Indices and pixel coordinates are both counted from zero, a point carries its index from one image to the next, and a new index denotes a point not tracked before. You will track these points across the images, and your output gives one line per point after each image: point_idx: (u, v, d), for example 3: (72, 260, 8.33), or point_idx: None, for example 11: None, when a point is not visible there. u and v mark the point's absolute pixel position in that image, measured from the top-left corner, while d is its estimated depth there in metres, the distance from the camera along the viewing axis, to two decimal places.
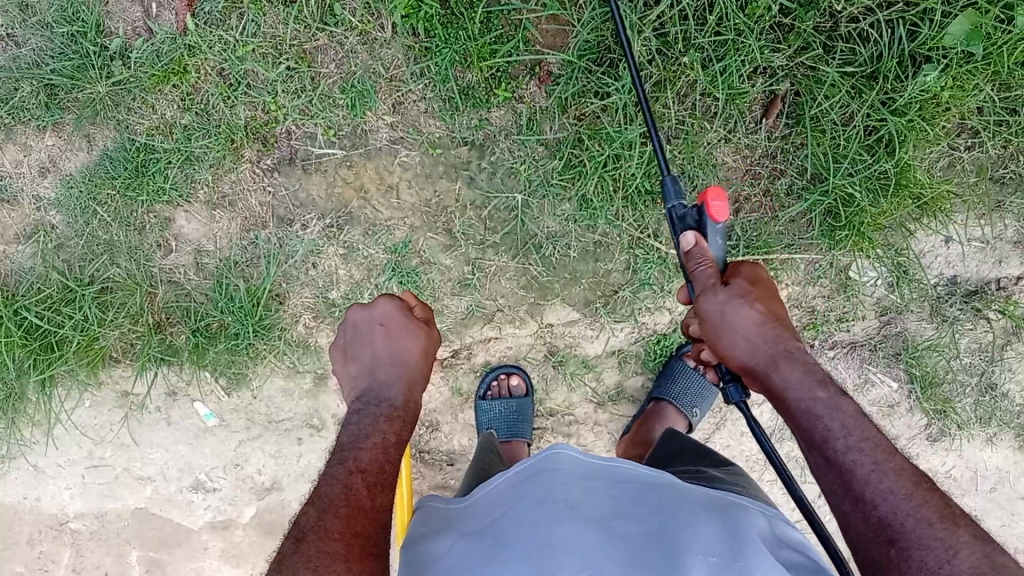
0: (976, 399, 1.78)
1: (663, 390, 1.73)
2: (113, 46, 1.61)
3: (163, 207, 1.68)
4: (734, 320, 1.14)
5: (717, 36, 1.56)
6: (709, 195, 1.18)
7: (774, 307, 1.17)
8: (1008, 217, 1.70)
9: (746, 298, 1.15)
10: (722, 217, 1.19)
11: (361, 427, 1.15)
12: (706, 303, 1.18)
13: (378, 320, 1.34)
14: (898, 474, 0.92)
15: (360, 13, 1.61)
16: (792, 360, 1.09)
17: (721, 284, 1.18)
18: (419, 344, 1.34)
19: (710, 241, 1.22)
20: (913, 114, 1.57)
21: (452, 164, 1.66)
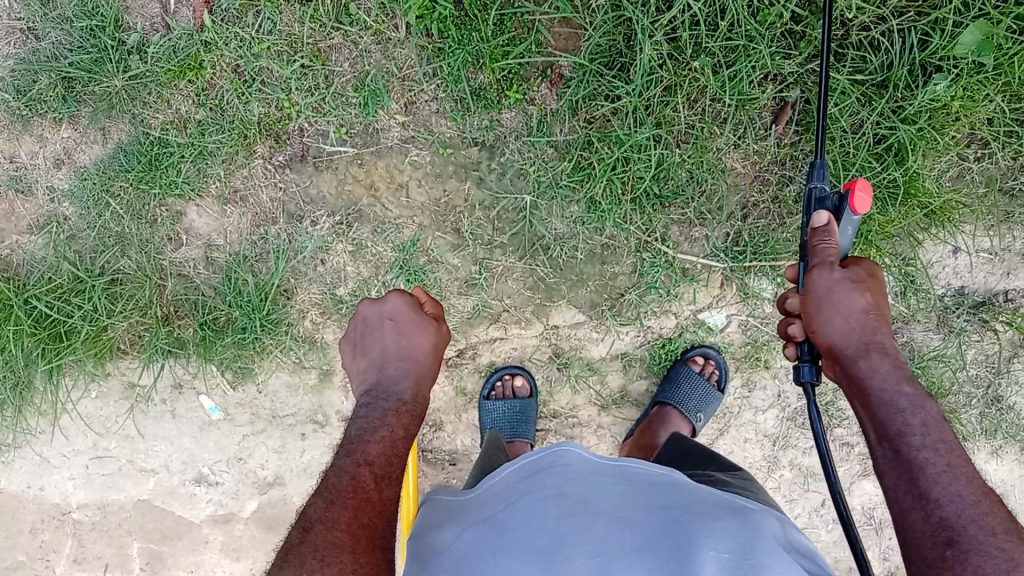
0: (981, 411, 1.78)
1: (667, 394, 1.72)
2: (130, 41, 1.63)
3: (175, 201, 1.69)
4: (842, 303, 1.12)
5: (728, 42, 1.57)
6: (857, 184, 1.13)
7: (881, 303, 1.15)
8: (1017, 229, 1.71)
9: (859, 286, 1.13)
10: (863, 209, 1.14)
11: (370, 420, 1.16)
12: (816, 281, 1.15)
13: (388, 315, 1.33)
14: (968, 481, 0.91)
15: (374, 12, 1.62)
16: (884, 353, 1.08)
17: (841, 267, 1.16)
18: (430, 339, 1.32)
19: (841, 228, 1.18)
20: (923, 123, 1.58)
21: (462, 164, 1.68)
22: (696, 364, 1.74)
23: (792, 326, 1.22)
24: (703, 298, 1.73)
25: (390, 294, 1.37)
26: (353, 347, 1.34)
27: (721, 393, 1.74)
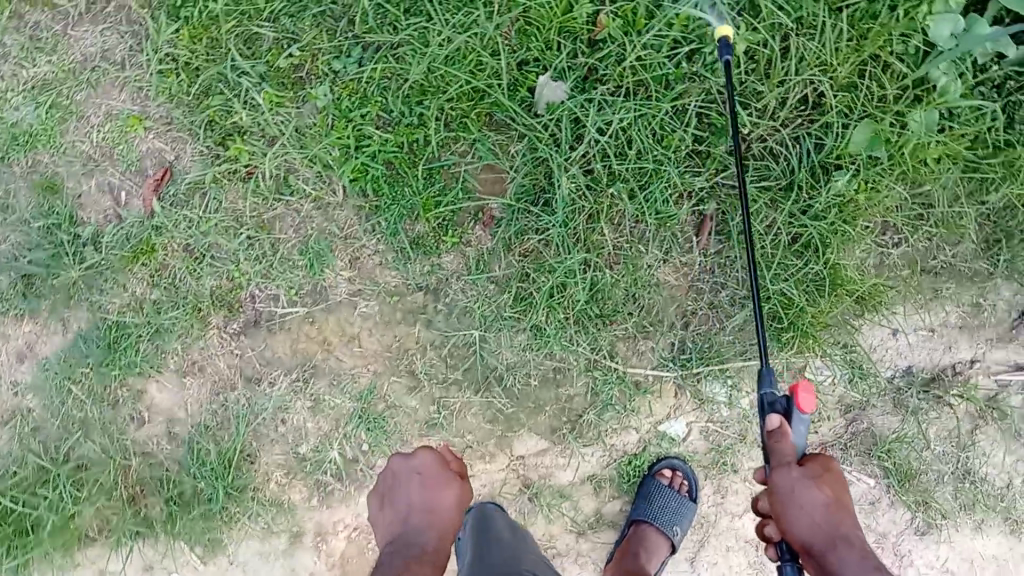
0: (955, 487, 1.77)
1: (644, 510, 1.71)
2: (85, 234, 1.74)
3: (135, 379, 1.74)
4: (804, 499, 1.19)
5: (641, 167, 1.69)
6: (799, 387, 1.24)
7: (840, 496, 1.22)
8: (948, 303, 1.77)
9: (817, 483, 1.21)
10: (810, 408, 1.24)
11: (393, 568, 1.22)
12: (779, 480, 1.22)
13: (416, 470, 1.39)
14: None
15: (313, 181, 1.73)
16: (850, 546, 1.16)
17: (799, 464, 1.23)
18: (455, 493, 1.38)
19: (794, 428, 1.26)
20: (834, 217, 1.68)
21: (409, 309, 1.74)
22: (664, 478, 1.74)
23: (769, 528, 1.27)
24: (660, 409, 1.76)
25: (421, 448, 1.43)
26: (382, 498, 1.40)
27: (694, 503, 1.74)
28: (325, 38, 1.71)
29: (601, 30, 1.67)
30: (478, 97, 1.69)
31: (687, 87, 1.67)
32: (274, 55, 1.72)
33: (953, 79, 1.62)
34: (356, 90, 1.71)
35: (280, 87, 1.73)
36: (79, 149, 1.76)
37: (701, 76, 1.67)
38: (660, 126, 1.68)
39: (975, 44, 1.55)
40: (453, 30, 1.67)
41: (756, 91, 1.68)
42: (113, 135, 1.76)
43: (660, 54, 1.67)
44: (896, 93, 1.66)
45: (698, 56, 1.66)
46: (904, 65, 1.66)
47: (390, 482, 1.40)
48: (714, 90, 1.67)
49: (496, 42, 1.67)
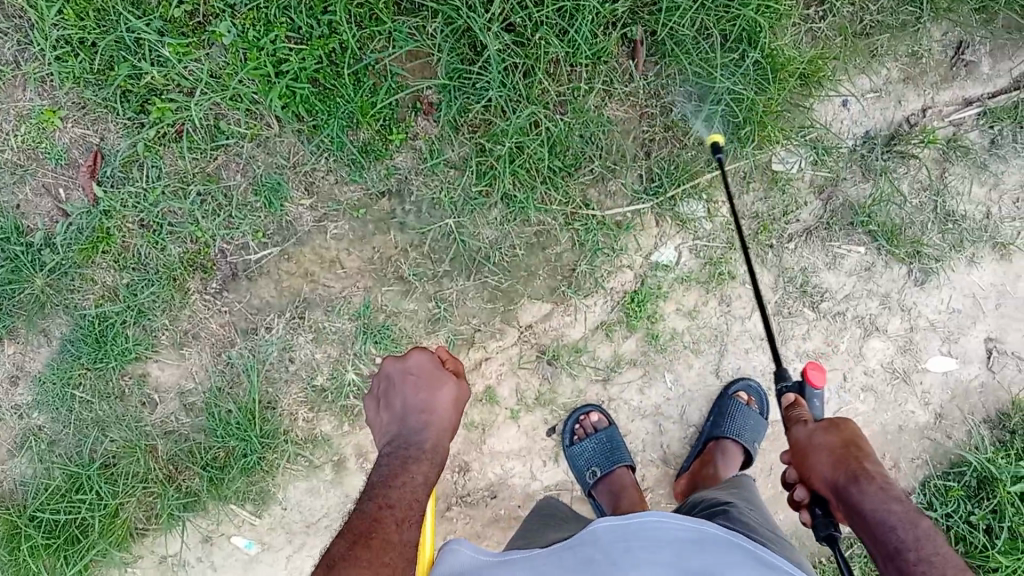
0: (941, 231, 1.81)
1: (713, 426, 1.75)
2: (37, 240, 1.70)
3: (135, 365, 1.73)
4: (822, 441, 1.20)
5: (558, 10, 1.67)
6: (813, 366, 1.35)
7: (861, 445, 1.18)
8: (886, 60, 1.79)
9: (831, 429, 1.21)
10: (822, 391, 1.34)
11: (391, 467, 1.19)
12: (799, 438, 1.24)
13: (407, 371, 1.38)
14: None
15: (244, 120, 1.70)
16: (871, 477, 1.10)
17: (814, 422, 1.26)
18: (452, 394, 1.34)
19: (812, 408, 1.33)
20: (757, 3, 1.67)
21: (379, 218, 1.73)
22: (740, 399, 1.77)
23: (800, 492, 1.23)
24: (647, 242, 1.79)
25: (411, 351, 1.43)
26: (378, 403, 1.38)
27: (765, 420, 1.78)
28: None
29: None
30: None
31: None
32: (165, 7, 1.65)
33: None
34: (256, 17, 1.66)
35: (181, 36, 1.67)
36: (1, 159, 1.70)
37: None
38: None
39: None
40: None
41: None
42: (31, 134, 1.70)
43: None
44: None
45: None
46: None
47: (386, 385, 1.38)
48: None
49: None
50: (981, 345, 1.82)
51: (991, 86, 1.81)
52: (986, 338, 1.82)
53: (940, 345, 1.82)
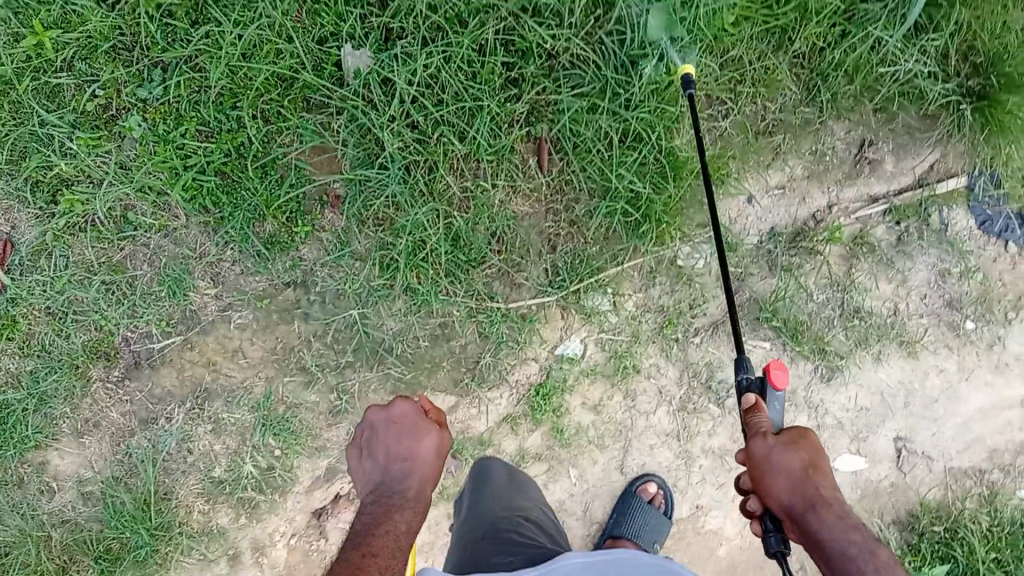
0: (846, 328, 1.80)
1: (615, 525, 1.75)
2: None
3: (35, 452, 1.72)
4: (782, 463, 1.09)
5: (461, 111, 1.71)
6: (771, 365, 1.22)
7: (822, 464, 1.10)
8: (790, 158, 1.81)
9: (792, 445, 1.12)
10: (783, 385, 1.23)
11: (374, 515, 1.06)
12: (755, 451, 1.13)
13: (390, 419, 1.22)
14: None
15: (152, 211, 1.73)
16: (829, 505, 1.04)
17: (770, 433, 1.15)
18: (437, 443, 1.20)
19: (769, 406, 1.24)
20: (653, 104, 1.70)
21: (283, 307, 1.74)
22: (645, 494, 1.76)
23: (751, 502, 1.16)
24: (552, 335, 1.79)
25: (397, 400, 1.26)
26: (357, 451, 1.23)
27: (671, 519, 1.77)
28: (122, 70, 1.70)
29: None
30: (290, 84, 1.70)
31: (482, 21, 1.68)
32: (78, 101, 1.70)
33: None
34: (166, 111, 1.70)
35: (93, 129, 1.71)
36: None
37: (492, 6, 1.68)
38: (468, 62, 1.69)
39: None
40: (240, 27, 1.67)
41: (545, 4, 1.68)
42: None
43: None
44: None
45: None
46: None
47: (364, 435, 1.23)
48: (507, 18, 1.69)
49: (287, 27, 1.67)
50: (890, 444, 1.82)
51: (895, 182, 1.83)
52: (895, 437, 1.82)
53: (848, 444, 1.82)
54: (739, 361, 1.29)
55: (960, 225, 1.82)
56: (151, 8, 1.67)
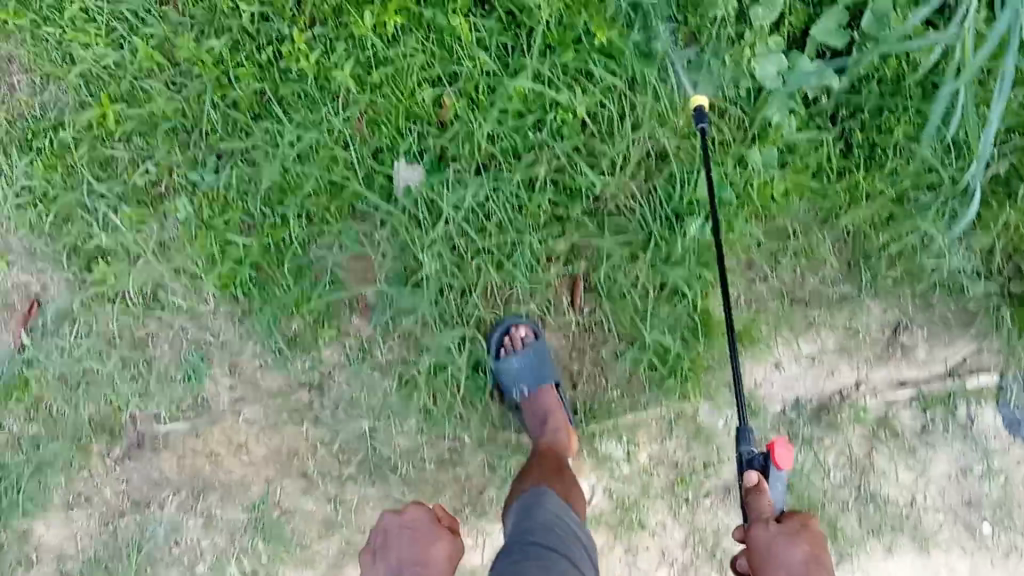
0: (859, 514, 1.81)
1: None
2: None
3: (18, 520, 1.73)
4: (787, 554, 1.25)
5: (502, 240, 1.71)
6: (775, 444, 1.36)
7: (819, 553, 1.27)
8: (823, 331, 1.80)
9: (795, 537, 1.27)
10: (786, 463, 1.36)
11: None
12: (759, 538, 1.29)
13: (406, 524, 1.36)
14: None
15: (183, 293, 1.73)
16: None
17: (775, 522, 1.31)
18: (446, 549, 1.32)
19: (772, 486, 1.37)
20: (693, 262, 1.69)
21: (295, 408, 1.72)
22: None
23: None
24: None
25: (409, 506, 1.41)
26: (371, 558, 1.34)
27: None
28: (178, 152, 1.73)
29: (448, 111, 1.73)
30: (338, 192, 1.72)
31: (535, 157, 1.72)
32: (130, 174, 1.73)
33: (786, 117, 1.73)
34: (214, 198, 1.72)
35: (140, 203, 1.74)
36: None
37: (546, 143, 1.72)
38: (516, 194, 1.71)
39: (799, 79, 1.72)
40: (302, 129, 1.72)
41: (599, 147, 1.72)
42: None
43: (498, 126, 1.72)
44: (736, 120, 1.76)
45: (542, 120, 1.73)
46: (750, 96, 1.76)
47: (381, 539, 1.35)
48: (559, 155, 1.72)
49: (346, 135, 1.72)
50: None
51: (925, 370, 1.81)
52: None
53: None
54: (744, 435, 1.40)
55: (987, 423, 1.80)
56: (217, 97, 1.71)
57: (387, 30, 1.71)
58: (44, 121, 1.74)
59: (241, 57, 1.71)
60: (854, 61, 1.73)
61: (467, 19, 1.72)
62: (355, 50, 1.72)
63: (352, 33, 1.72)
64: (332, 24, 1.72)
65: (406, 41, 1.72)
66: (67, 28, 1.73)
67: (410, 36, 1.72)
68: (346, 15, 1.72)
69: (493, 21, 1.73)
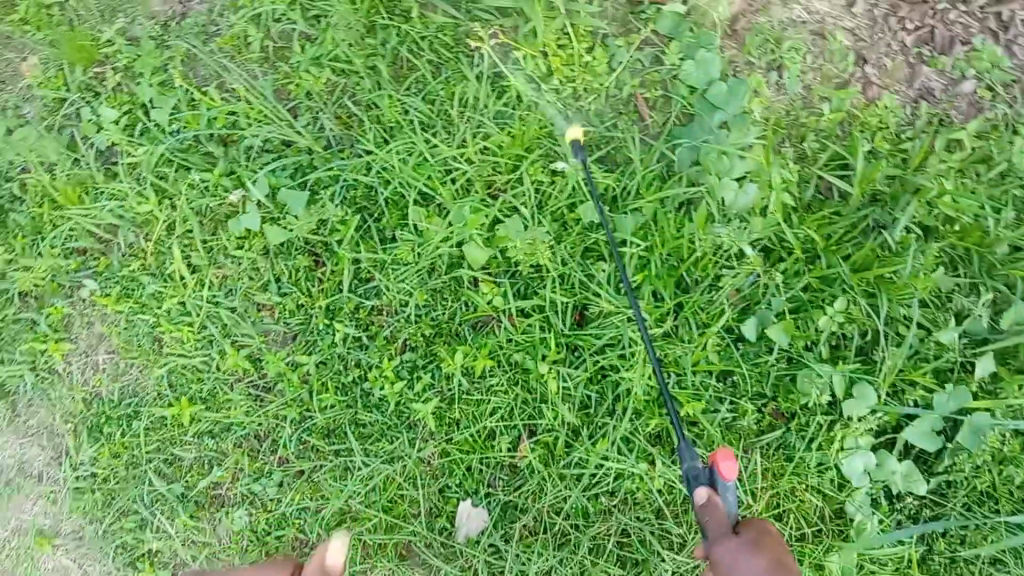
0: None
1: None
2: None
3: None
4: (742, 572, 1.16)
5: None
6: (720, 453, 1.32)
7: (780, 556, 1.16)
8: None
9: (750, 546, 1.18)
10: (732, 475, 1.31)
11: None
12: (716, 539, 1.23)
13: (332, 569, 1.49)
14: (775, 564, 1.14)
15: None
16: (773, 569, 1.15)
17: (734, 533, 1.23)
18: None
19: (721, 497, 1.32)
20: None
21: None
22: None
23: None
24: None
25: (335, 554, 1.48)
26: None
27: None
28: (246, 461, 1.70)
29: (522, 458, 1.69)
30: (396, 529, 1.68)
31: (603, 526, 1.67)
32: (195, 476, 1.70)
33: (869, 514, 1.68)
34: (273, 515, 1.68)
35: (198, 504, 1.71)
36: None
37: (615, 511, 1.68)
38: (580, 562, 1.66)
39: (888, 476, 1.67)
40: (375, 460, 1.69)
41: (674, 528, 1.67)
42: (21, 550, 1.72)
43: (572, 488, 1.68)
44: (818, 508, 1.71)
45: (616, 486, 1.68)
46: (834, 485, 1.70)
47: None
48: (628, 525, 1.67)
49: (416, 473, 1.69)
50: None
51: None
52: None
53: None
54: (693, 465, 1.37)
55: None
56: (297, 416, 1.70)
57: (474, 370, 1.70)
58: (120, 407, 1.71)
59: (327, 378, 1.71)
60: (943, 464, 1.68)
61: (555, 368, 1.70)
62: (439, 383, 1.71)
63: (439, 366, 1.71)
64: (420, 353, 1.72)
65: (492, 382, 1.70)
66: (161, 318, 1.72)
67: (496, 377, 1.70)
68: (436, 346, 1.71)
69: (581, 371, 1.70)
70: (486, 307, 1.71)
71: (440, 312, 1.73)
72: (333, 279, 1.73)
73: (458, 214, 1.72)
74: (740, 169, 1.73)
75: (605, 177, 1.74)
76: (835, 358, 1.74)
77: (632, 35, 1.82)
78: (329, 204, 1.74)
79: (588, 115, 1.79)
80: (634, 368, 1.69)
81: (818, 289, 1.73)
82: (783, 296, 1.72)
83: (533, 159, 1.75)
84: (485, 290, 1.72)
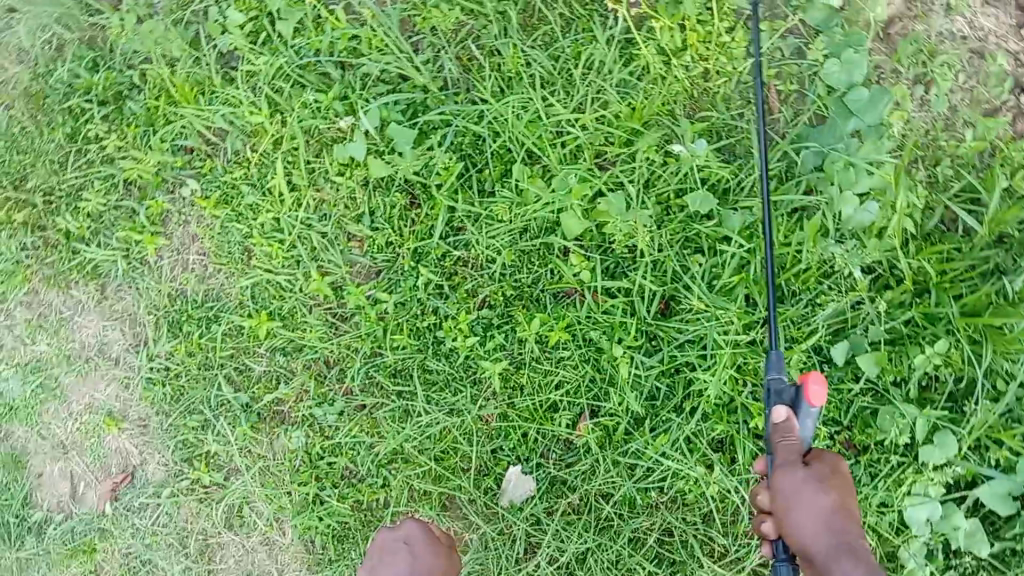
0: None
1: None
2: (23, 513, 1.82)
3: None
4: (808, 505, 1.20)
5: None
6: (812, 376, 1.20)
7: (844, 501, 1.24)
8: None
9: (823, 486, 1.24)
10: (818, 401, 1.20)
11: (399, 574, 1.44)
12: (784, 470, 1.24)
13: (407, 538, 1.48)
14: (840, 506, 1.23)
15: (267, 517, 1.75)
16: (841, 519, 1.21)
17: (803, 465, 1.25)
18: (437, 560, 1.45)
19: (801, 421, 1.24)
20: None
21: None
22: None
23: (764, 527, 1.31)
24: None
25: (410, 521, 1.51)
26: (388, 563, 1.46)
27: None
28: (312, 384, 1.73)
29: (580, 436, 1.68)
30: (443, 480, 1.70)
31: (647, 520, 1.66)
32: (261, 389, 1.74)
33: (922, 564, 1.61)
34: (329, 442, 1.72)
35: (260, 418, 1.75)
36: (53, 431, 1.81)
37: (662, 506, 1.66)
38: (617, 550, 1.66)
39: (950, 530, 1.61)
40: (436, 409, 1.70)
41: (719, 538, 1.64)
42: (89, 426, 1.80)
43: (624, 478, 1.66)
44: (870, 547, 1.64)
45: (669, 483, 1.66)
46: (892, 527, 1.64)
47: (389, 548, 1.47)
48: (673, 525, 1.65)
49: (473, 430, 1.69)
50: None
51: None
52: None
53: None
54: (774, 378, 1.29)
55: None
56: (369, 351, 1.72)
57: (549, 340, 1.68)
58: (203, 309, 1.75)
59: (403, 319, 1.71)
60: (1012, 532, 1.60)
61: (630, 354, 1.67)
62: (511, 346, 1.69)
63: (514, 329, 1.69)
64: (497, 312, 1.70)
65: (563, 356, 1.68)
66: (254, 231, 1.74)
67: (569, 352, 1.67)
68: (514, 308, 1.69)
69: (655, 361, 1.66)
70: (572, 280, 1.68)
71: (524, 275, 1.69)
72: (426, 223, 1.71)
73: (562, 181, 1.68)
74: (865, 184, 1.62)
75: (720, 169, 1.66)
76: (922, 400, 1.65)
77: (777, 22, 1.71)
78: (437, 148, 1.71)
79: (714, 98, 1.70)
80: (712, 371, 1.64)
81: (921, 326, 1.64)
82: (882, 325, 1.64)
83: (649, 137, 1.68)
84: (574, 263, 1.68)
